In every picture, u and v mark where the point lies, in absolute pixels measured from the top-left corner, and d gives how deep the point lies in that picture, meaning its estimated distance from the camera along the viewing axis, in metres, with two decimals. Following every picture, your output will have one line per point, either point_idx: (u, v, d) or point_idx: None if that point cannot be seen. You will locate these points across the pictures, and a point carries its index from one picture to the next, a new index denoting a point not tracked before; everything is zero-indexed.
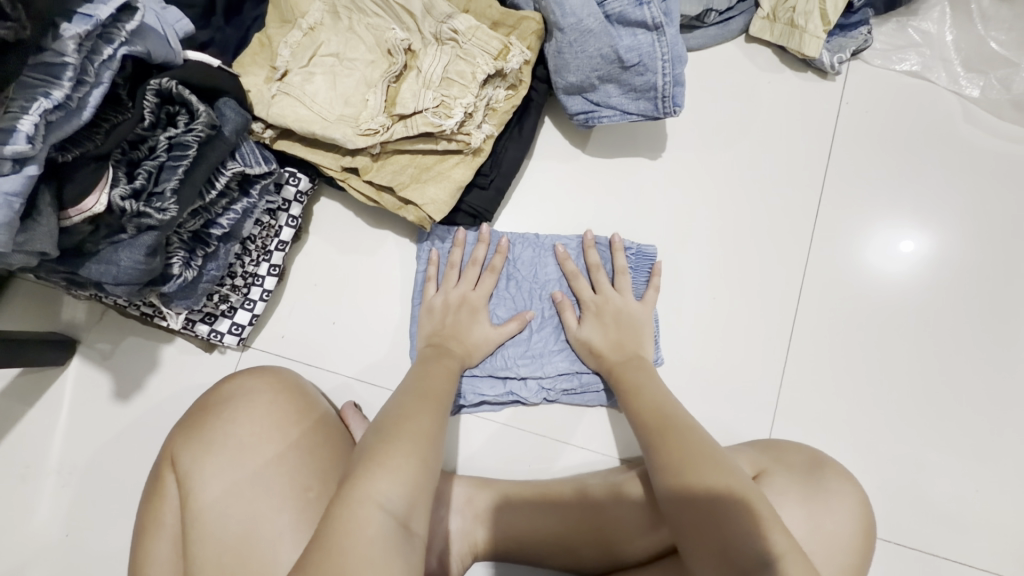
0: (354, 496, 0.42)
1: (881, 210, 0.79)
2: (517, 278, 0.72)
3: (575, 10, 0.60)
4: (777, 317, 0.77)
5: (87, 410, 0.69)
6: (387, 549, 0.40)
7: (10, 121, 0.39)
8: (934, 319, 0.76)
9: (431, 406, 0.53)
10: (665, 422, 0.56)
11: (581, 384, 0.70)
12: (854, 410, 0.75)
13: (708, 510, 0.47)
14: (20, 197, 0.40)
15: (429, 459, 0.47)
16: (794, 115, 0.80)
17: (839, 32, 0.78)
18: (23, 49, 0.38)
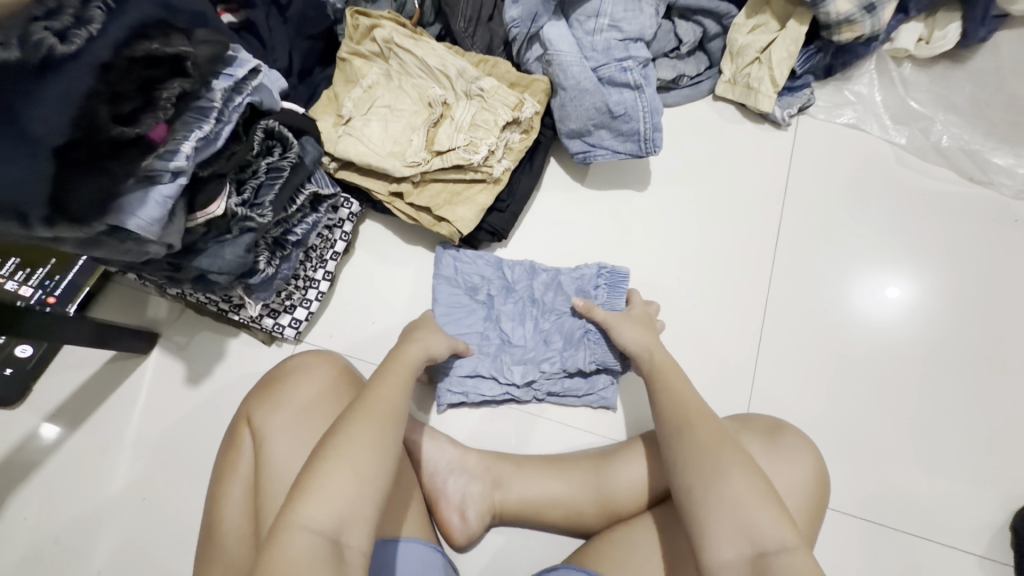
0: (288, 521, 0.47)
1: (865, 253, 0.93)
2: (516, 293, 0.85)
3: (574, 74, 0.78)
4: (749, 321, 0.90)
5: (162, 393, 0.81)
6: (315, 566, 0.45)
7: (174, 145, 0.54)
8: (883, 325, 0.90)
9: (379, 420, 0.55)
10: (683, 424, 0.61)
11: (564, 388, 0.83)
12: (820, 401, 0.87)
13: (730, 513, 0.52)
14: (173, 199, 0.54)
15: (362, 479, 0.50)
16: (756, 157, 0.97)
17: (787, 92, 0.96)
18: (190, 96, 0.54)
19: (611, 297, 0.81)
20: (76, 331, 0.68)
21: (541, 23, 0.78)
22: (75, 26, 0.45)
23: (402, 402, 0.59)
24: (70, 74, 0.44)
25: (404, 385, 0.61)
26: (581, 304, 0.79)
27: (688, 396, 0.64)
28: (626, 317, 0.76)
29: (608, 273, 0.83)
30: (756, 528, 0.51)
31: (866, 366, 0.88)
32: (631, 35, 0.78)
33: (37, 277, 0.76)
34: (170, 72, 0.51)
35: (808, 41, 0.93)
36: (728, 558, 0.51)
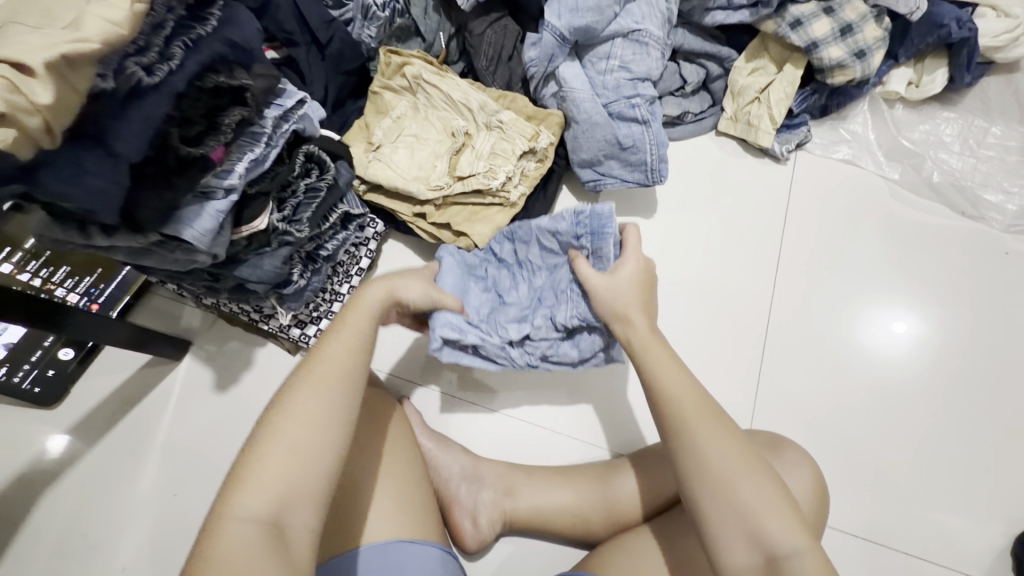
0: (223, 510, 0.48)
1: (866, 289, 0.97)
2: (510, 262, 0.83)
3: (587, 110, 0.84)
4: (751, 343, 0.94)
5: (192, 399, 0.85)
6: (250, 551, 0.45)
7: (229, 166, 0.61)
8: (888, 353, 0.93)
9: (318, 394, 0.54)
10: (682, 426, 0.59)
11: (558, 349, 0.79)
12: (821, 422, 0.89)
13: (743, 527, 0.53)
14: (225, 213, 0.61)
15: (297, 458, 0.50)
16: (756, 189, 1.03)
17: (785, 129, 1.03)
18: (245, 123, 0.61)
19: (600, 246, 0.72)
20: (115, 330, 0.72)
21: (557, 63, 0.84)
22: (158, 61, 0.51)
23: (345, 370, 0.57)
24: (152, 100, 0.51)
25: (353, 346, 0.59)
26: (571, 255, 0.73)
27: (686, 386, 0.62)
28: (607, 280, 0.70)
29: (588, 216, 0.73)
30: (768, 533, 0.52)
31: (865, 389, 0.91)
32: (640, 75, 0.83)
33: (84, 285, 0.82)
34: (231, 101, 0.59)
35: (804, 83, 1.00)
36: (741, 564, 0.52)
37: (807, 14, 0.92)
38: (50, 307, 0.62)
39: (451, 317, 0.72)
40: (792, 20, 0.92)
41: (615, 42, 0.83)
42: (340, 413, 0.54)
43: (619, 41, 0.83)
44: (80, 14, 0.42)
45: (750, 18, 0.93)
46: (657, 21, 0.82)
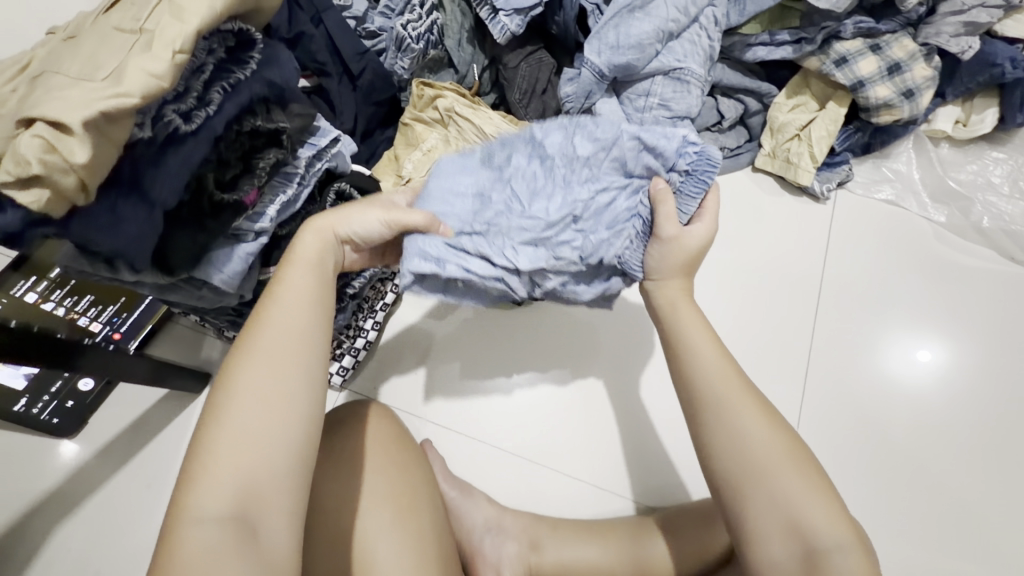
0: (177, 515, 0.44)
1: (898, 323, 0.93)
2: (546, 155, 0.60)
3: None
4: (788, 389, 0.90)
5: None
6: (220, 551, 0.42)
7: (261, 207, 0.59)
8: (911, 377, 0.89)
9: (266, 369, 0.49)
10: (716, 406, 0.58)
11: (568, 288, 0.64)
12: (864, 477, 0.84)
13: (785, 516, 0.52)
14: (254, 256, 0.59)
15: (257, 444, 0.46)
16: (793, 228, 0.99)
17: (826, 167, 0.99)
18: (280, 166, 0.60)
19: (687, 196, 0.62)
20: (129, 366, 0.69)
21: (594, 99, 0.81)
22: (196, 106, 0.49)
23: (295, 338, 0.52)
24: (190, 146, 0.49)
25: (302, 311, 0.54)
26: (654, 190, 0.60)
27: (714, 366, 0.60)
28: (674, 233, 0.61)
29: (695, 152, 0.60)
30: (809, 523, 0.52)
31: (913, 444, 0.85)
32: (680, 114, 0.80)
33: (107, 314, 0.81)
34: (266, 143, 0.57)
35: (847, 120, 0.97)
36: (780, 557, 0.52)
37: (853, 51, 0.88)
38: (64, 347, 0.59)
39: (426, 244, 0.57)
40: (837, 58, 0.89)
41: (655, 79, 0.79)
42: (296, 391, 0.49)
43: (659, 79, 0.79)
44: (123, 63, 0.40)
45: (793, 54, 0.90)
46: (699, 59, 0.79)
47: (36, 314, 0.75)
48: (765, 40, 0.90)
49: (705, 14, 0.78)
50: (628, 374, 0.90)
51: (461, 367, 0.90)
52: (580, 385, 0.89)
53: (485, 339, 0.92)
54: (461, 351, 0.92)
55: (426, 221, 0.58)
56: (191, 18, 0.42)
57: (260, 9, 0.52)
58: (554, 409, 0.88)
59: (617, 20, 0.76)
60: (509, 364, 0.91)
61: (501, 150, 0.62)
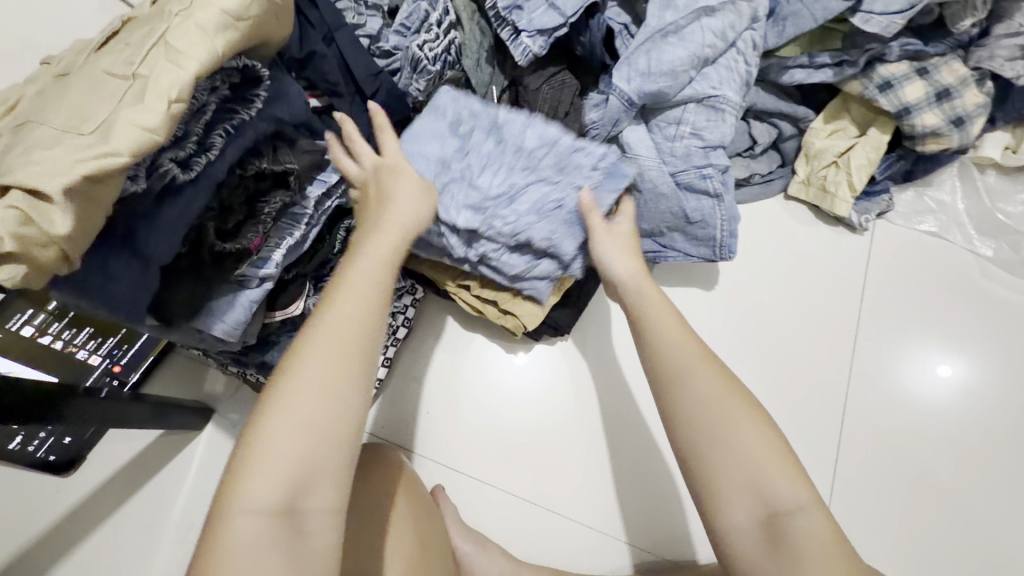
0: (227, 504, 0.43)
1: (923, 342, 0.90)
2: (502, 136, 0.69)
3: (652, 178, 0.76)
4: (811, 424, 0.87)
5: (214, 470, 0.82)
6: (267, 546, 0.42)
7: (267, 252, 0.55)
8: (932, 396, 0.87)
9: (325, 364, 0.47)
10: (671, 367, 0.58)
11: (503, 256, 0.71)
12: (877, 511, 0.83)
13: (748, 472, 0.53)
14: (258, 303, 0.55)
15: (313, 437, 0.45)
16: (827, 261, 0.94)
17: (864, 197, 0.93)
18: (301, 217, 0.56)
19: (605, 203, 0.69)
20: (124, 409, 0.65)
21: (621, 127, 0.76)
22: (196, 153, 0.45)
23: (355, 334, 0.49)
24: (189, 196, 0.44)
25: (365, 304, 0.50)
26: (581, 194, 0.67)
27: (676, 331, 0.60)
28: (614, 230, 0.68)
29: (613, 164, 0.69)
30: (770, 488, 0.52)
31: (928, 477, 0.84)
32: (713, 143, 0.75)
33: (107, 346, 0.75)
34: (273, 184, 0.53)
35: (889, 148, 0.91)
36: (740, 521, 0.52)
37: (898, 75, 0.82)
38: (49, 398, 0.54)
39: None
40: (881, 82, 0.83)
41: (687, 107, 0.74)
42: (350, 384, 0.47)
43: (692, 106, 0.74)
44: (111, 117, 0.36)
45: (833, 77, 0.84)
46: (735, 86, 0.73)
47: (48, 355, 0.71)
48: (803, 63, 0.84)
49: (743, 39, 0.73)
50: (651, 418, 0.84)
51: (475, 407, 0.85)
52: (603, 432, 0.84)
53: (501, 377, 0.86)
54: (468, 358, 0.87)
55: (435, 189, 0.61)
56: (190, 64, 0.38)
57: (265, 43, 0.48)
58: (573, 456, 0.83)
59: (649, 44, 0.71)
60: (527, 406, 0.85)
61: (468, 118, 0.70)
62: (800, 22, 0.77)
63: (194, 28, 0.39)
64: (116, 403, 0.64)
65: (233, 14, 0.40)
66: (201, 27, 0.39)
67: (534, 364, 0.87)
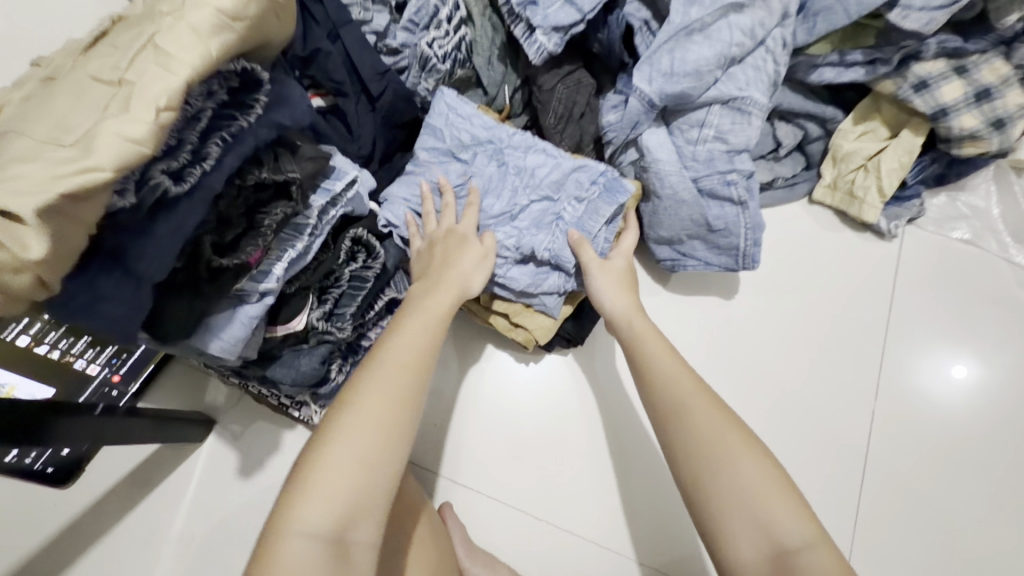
0: (282, 525, 0.45)
1: (940, 345, 0.86)
2: (503, 158, 0.74)
3: (672, 184, 0.73)
4: (827, 435, 0.83)
5: (215, 483, 0.80)
6: (317, 570, 0.43)
7: (268, 265, 0.52)
8: (945, 398, 0.84)
9: (384, 398, 0.51)
10: (677, 410, 0.59)
11: (508, 272, 0.72)
12: (894, 522, 0.79)
13: (751, 508, 0.52)
14: (259, 318, 0.52)
15: (369, 467, 0.47)
16: (852, 268, 0.90)
17: (894, 202, 0.89)
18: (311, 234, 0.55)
19: (604, 226, 0.72)
20: (116, 428, 0.61)
21: (641, 130, 0.72)
22: (190, 163, 0.41)
23: (411, 373, 0.53)
24: (184, 210, 0.41)
25: (419, 348, 0.56)
26: (573, 235, 0.70)
27: (683, 375, 0.61)
28: (607, 265, 0.70)
29: (610, 179, 0.73)
30: (774, 525, 0.51)
31: (948, 487, 0.80)
32: (738, 147, 0.71)
33: (106, 356, 0.69)
34: (275, 195, 0.49)
35: (921, 151, 0.86)
36: (749, 559, 0.51)
37: (936, 74, 0.77)
38: (35, 421, 0.51)
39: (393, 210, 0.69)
40: (917, 81, 0.78)
41: (711, 109, 0.70)
42: (402, 422, 0.51)
43: (716, 108, 0.70)
44: (94, 128, 0.33)
45: (865, 77, 0.80)
46: (763, 87, 0.70)
47: (45, 364, 0.61)
48: (834, 61, 0.79)
49: (773, 37, 0.69)
50: None
51: (484, 420, 0.82)
52: (615, 449, 0.81)
53: (510, 390, 0.83)
54: (477, 369, 0.84)
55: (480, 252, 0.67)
56: (182, 69, 0.35)
57: (265, 44, 0.45)
58: (584, 472, 0.80)
59: (673, 43, 0.67)
60: (538, 421, 0.82)
61: (471, 140, 0.74)
62: (832, 18, 0.72)
63: (187, 29, 0.36)
64: (114, 423, 0.61)
65: (229, 13, 0.37)
66: (193, 27, 0.36)
67: (545, 378, 0.84)
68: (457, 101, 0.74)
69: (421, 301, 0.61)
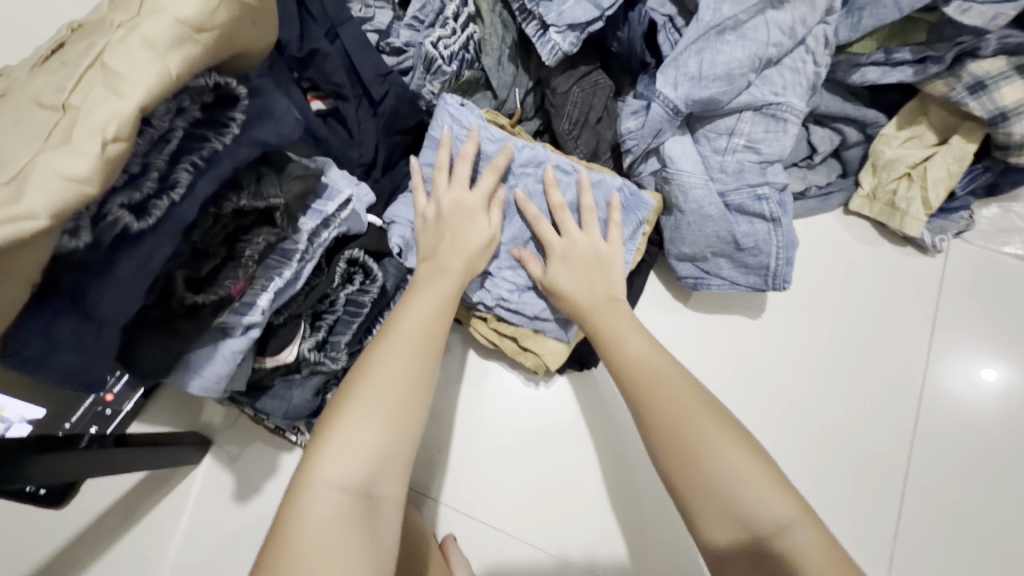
0: (310, 477, 0.45)
1: (975, 349, 0.80)
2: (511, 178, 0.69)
3: (697, 198, 0.66)
4: (851, 447, 0.77)
5: (210, 508, 0.76)
6: (346, 520, 0.44)
7: (252, 296, 0.48)
8: (978, 406, 0.78)
9: (403, 362, 0.52)
10: (650, 395, 0.56)
11: (520, 299, 0.69)
12: (922, 541, 0.73)
13: (720, 497, 0.49)
14: (243, 353, 0.48)
15: (394, 418, 0.49)
16: (891, 284, 0.83)
17: (940, 214, 0.81)
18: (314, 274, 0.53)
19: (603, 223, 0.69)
20: (96, 461, 0.57)
21: (664, 138, 0.65)
22: (156, 193, 0.37)
23: (428, 342, 0.55)
24: (150, 245, 0.36)
25: (433, 317, 0.57)
26: (518, 255, 0.67)
27: (654, 360, 0.59)
28: (545, 281, 0.66)
29: (567, 182, 0.68)
30: (749, 512, 0.48)
31: (983, 506, 0.74)
32: (771, 158, 0.65)
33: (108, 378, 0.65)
34: (257, 221, 0.44)
35: (973, 158, 0.78)
36: (722, 542, 0.50)
37: (994, 74, 0.69)
38: (2, 463, 0.46)
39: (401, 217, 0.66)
40: (972, 81, 0.70)
41: (742, 115, 0.64)
42: (420, 381, 0.52)
43: (748, 114, 0.64)
44: (31, 162, 0.28)
45: (913, 76, 0.72)
46: (801, 90, 0.63)
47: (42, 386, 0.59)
48: (878, 60, 0.72)
49: (814, 35, 0.62)
50: None
51: (485, 449, 0.78)
52: (625, 475, 0.76)
53: (517, 414, 0.79)
54: (483, 391, 0.79)
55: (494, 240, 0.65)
56: (132, 92, 0.30)
57: (242, 55, 0.40)
58: (593, 502, 0.76)
59: (702, 43, 0.60)
60: (543, 436, 0.78)
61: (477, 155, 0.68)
62: (880, 12, 0.65)
63: (139, 44, 0.31)
64: (102, 452, 0.58)
65: (190, 24, 0.32)
66: (148, 42, 0.31)
67: (553, 402, 0.79)
68: (461, 108, 0.68)
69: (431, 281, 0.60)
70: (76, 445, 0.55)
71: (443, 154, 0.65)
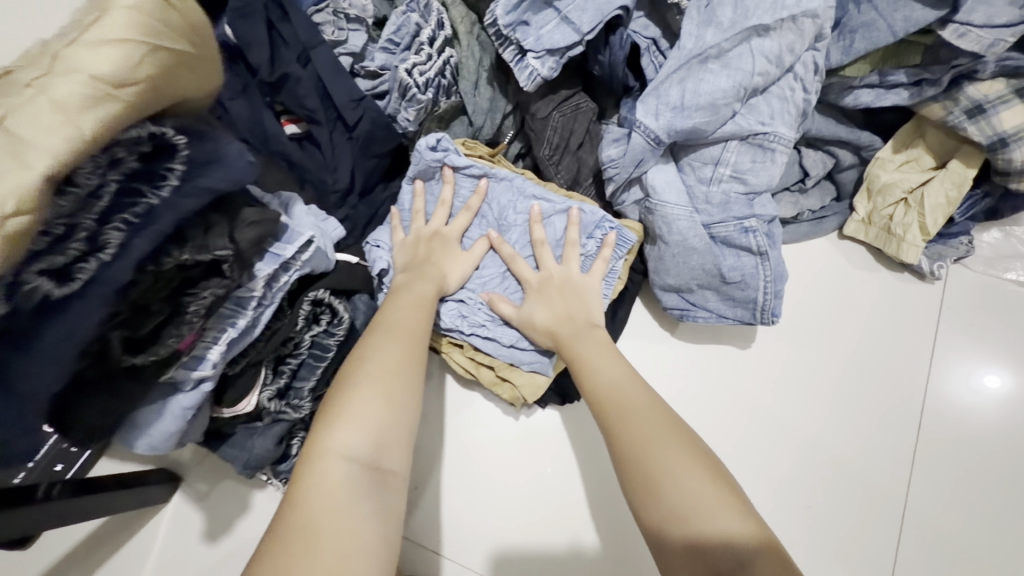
0: (321, 449, 0.46)
1: (973, 357, 0.77)
2: (488, 215, 0.70)
3: (681, 229, 0.63)
4: (848, 476, 0.74)
5: (179, 550, 0.73)
6: (358, 488, 0.45)
7: (202, 349, 0.45)
8: (980, 432, 0.74)
9: (401, 350, 0.55)
10: (620, 414, 0.53)
11: (497, 331, 0.68)
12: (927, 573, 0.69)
13: (682, 522, 0.45)
14: (194, 408, 0.46)
15: (396, 400, 0.51)
16: (888, 310, 0.80)
17: (938, 239, 0.78)
18: (289, 320, 0.53)
19: (582, 253, 0.67)
20: (59, 511, 0.55)
21: (646, 167, 0.63)
22: (82, 256, 0.34)
23: (417, 336, 0.57)
24: (78, 312, 0.34)
25: (423, 317, 0.60)
26: (490, 299, 0.67)
27: (627, 381, 0.57)
28: (523, 315, 0.65)
29: (552, 220, 0.69)
30: (711, 543, 0.43)
31: (990, 539, 0.70)
32: (758, 189, 0.62)
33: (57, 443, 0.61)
34: (205, 272, 0.42)
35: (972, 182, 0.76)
36: None
37: (993, 98, 0.66)
38: None
39: (384, 236, 0.69)
40: (971, 105, 0.67)
41: (728, 145, 0.61)
42: (416, 363, 0.55)
43: (734, 144, 0.61)
44: None
45: (908, 100, 0.69)
46: (789, 119, 0.61)
47: None
48: (872, 82, 0.69)
49: (802, 62, 0.60)
50: None
51: (464, 484, 0.74)
52: (610, 508, 0.72)
53: (498, 447, 0.75)
54: (463, 423, 0.76)
55: (470, 268, 0.67)
56: (38, 160, 0.29)
57: (182, 103, 0.37)
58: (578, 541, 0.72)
59: (684, 72, 0.58)
60: (527, 466, 0.74)
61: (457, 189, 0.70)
62: (872, 35, 0.63)
63: (49, 107, 0.29)
64: (60, 505, 0.55)
65: (110, 80, 0.30)
66: (58, 106, 0.29)
67: (538, 433, 0.76)
68: (438, 144, 0.68)
69: (412, 284, 0.62)
70: (31, 498, 0.53)
71: (418, 200, 0.69)
